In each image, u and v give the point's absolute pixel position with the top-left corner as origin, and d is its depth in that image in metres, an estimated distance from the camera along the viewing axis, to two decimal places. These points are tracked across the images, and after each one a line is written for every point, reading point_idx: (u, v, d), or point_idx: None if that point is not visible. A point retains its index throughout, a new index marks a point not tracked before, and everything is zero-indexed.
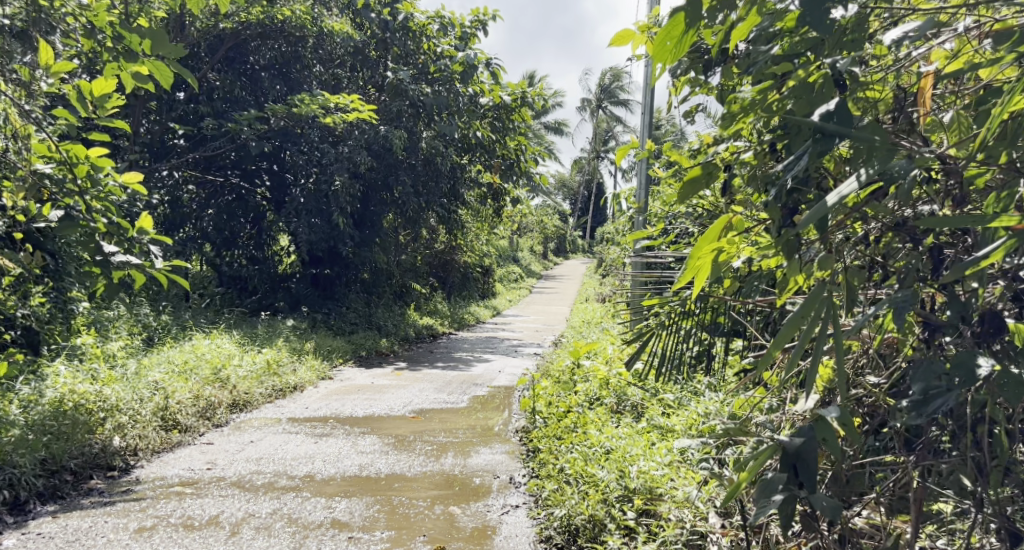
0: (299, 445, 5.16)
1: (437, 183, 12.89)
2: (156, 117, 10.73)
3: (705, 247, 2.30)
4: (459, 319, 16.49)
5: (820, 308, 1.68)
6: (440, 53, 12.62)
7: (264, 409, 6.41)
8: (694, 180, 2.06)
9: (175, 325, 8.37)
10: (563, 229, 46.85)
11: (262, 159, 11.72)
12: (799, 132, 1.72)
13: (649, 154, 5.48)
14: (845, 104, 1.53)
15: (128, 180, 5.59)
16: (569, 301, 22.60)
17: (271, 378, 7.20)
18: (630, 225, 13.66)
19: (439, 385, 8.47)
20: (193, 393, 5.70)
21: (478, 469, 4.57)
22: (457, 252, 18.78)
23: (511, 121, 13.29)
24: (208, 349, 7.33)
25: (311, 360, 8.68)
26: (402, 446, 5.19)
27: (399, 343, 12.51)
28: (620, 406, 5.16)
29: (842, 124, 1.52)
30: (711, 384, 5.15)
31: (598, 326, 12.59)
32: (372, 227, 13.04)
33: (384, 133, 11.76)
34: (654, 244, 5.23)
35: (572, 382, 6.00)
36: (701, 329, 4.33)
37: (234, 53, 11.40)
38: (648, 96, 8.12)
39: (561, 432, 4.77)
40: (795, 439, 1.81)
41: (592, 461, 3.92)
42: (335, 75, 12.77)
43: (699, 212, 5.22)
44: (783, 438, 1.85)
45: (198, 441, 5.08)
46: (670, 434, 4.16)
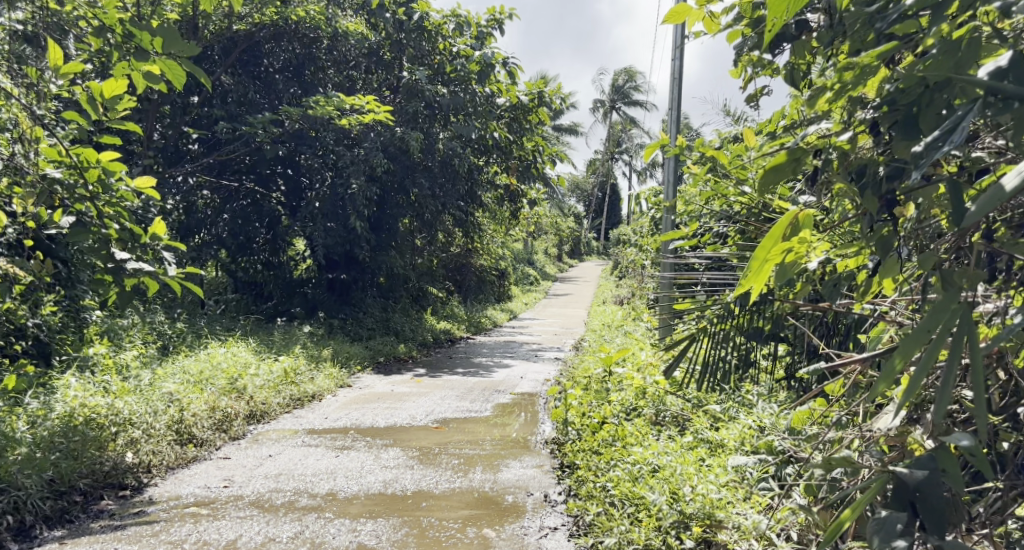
0: (318, 459, 4.92)
1: (455, 185, 12.66)
2: (169, 121, 10.55)
3: (766, 250, 2.13)
4: (477, 323, 16.26)
5: (951, 318, 1.43)
6: (456, 53, 12.38)
7: (282, 420, 6.18)
8: (778, 166, 1.85)
9: (190, 333, 8.16)
10: (577, 231, 46.55)
11: (278, 163, 11.54)
12: (926, 101, 1.49)
13: (682, 151, 5.23)
14: (1019, 59, 1.28)
15: (141, 183, 5.36)
16: (586, 304, 22.27)
17: (289, 387, 6.98)
18: (651, 226, 13.32)
19: (461, 392, 8.23)
20: (210, 405, 5.48)
21: (510, 485, 4.32)
22: (474, 255, 18.55)
23: (528, 122, 13.03)
24: (224, 357, 7.11)
25: (329, 368, 8.45)
26: (427, 460, 4.94)
27: (417, 348, 12.26)
28: (659, 417, 4.91)
29: (1019, 82, 1.27)
30: (756, 394, 4.87)
31: (620, 329, 12.32)
32: (389, 231, 12.83)
33: (400, 134, 11.53)
34: (687, 245, 4.99)
35: (605, 391, 5.74)
36: (746, 336, 4.07)
37: (248, 55, 11.23)
38: (675, 91, 7.83)
39: (599, 446, 4.51)
40: (917, 471, 1.65)
41: (639, 481, 3.66)
42: (349, 77, 12.57)
43: (738, 210, 4.94)
44: (899, 468, 1.68)
45: (215, 455, 4.86)
46: (720, 451, 3.89)
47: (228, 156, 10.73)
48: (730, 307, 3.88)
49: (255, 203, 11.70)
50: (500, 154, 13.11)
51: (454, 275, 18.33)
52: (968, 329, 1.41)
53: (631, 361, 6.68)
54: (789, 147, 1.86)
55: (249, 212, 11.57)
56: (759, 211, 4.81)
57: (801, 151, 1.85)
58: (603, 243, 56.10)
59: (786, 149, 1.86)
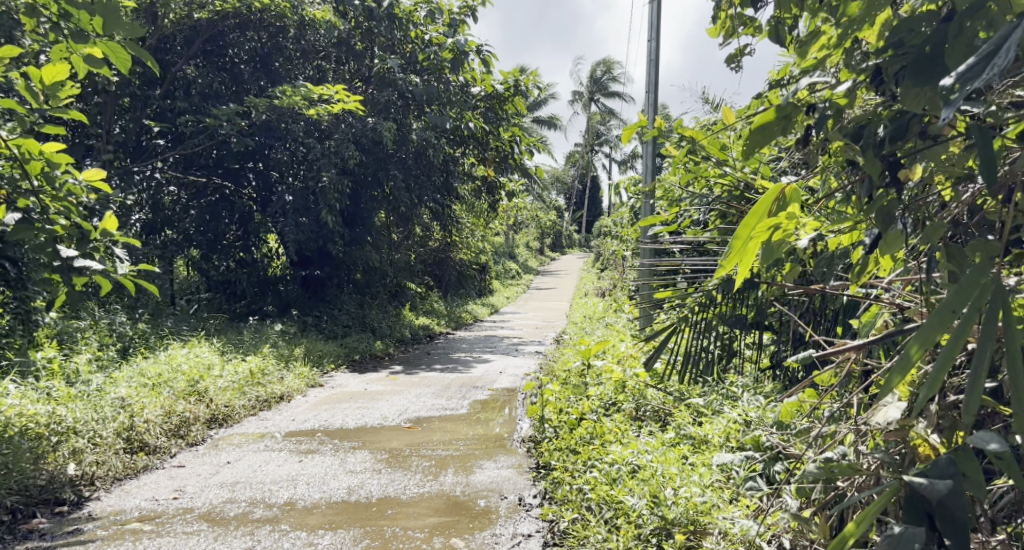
0: (280, 465, 4.63)
1: (430, 177, 12.37)
2: (130, 115, 10.17)
3: (751, 225, 1.94)
4: (457, 318, 15.96)
5: (982, 295, 1.31)
6: (428, 41, 12.06)
7: (247, 423, 5.89)
8: (767, 124, 1.67)
9: (153, 334, 7.82)
10: (559, 224, 46.37)
11: (247, 157, 11.20)
12: (957, 37, 1.40)
13: (660, 133, 5.00)
14: None
15: (89, 176, 5.00)
16: (568, 297, 22.03)
17: (255, 388, 6.69)
18: (631, 216, 13.10)
19: (437, 389, 7.95)
20: (166, 409, 5.18)
21: (483, 488, 4.06)
22: (453, 249, 18.25)
23: (504, 111, 12.74)
24: (185, 359, 6.78)
25: (300, 367, 8.15)
26: (396, 463, 4.67)
27: (395, 345, 11.96)
28: (640, 412, 4.68)
29: None
30: (741, 386, 4.65)
31: (601, 321, 12.08)
32: (364, 225, 12.53)
33: (373, 125, 11.22)
34: (667, 230, 4.76)
35: (583, 386, 5.48)
36: (724, 324, 3.85)
37: (212, 45, 10.87)
38: (653, 73, 7.58)
39: (576, 445, 4.25)
40: (938, 482, 1.46)
41: (618, 483, 3.42)
42: (319, 68, 12.22)
43: (719, 193, 4.73)
44: (915, 477, 1.49)
45: (169, 464, 4.56)
46: (704, 447, 3.66)
47: (193, 150, 10.37)
48: (711, 293, 3.67)
49: (224, 199, 11.34)
50: (477, 144, 12.81)
51: (433, 270, 18.02)
52: (999, 307, 1.31)
53: (612, 353, 6.46)
54: (779, 102, 1.67)
55: (218, 208, 11.23)
56: (741, 193, 4.60)
57: (793, 106, 1.67)
58: (584, 236, 55.89)
59: (776, 104, 1.68)
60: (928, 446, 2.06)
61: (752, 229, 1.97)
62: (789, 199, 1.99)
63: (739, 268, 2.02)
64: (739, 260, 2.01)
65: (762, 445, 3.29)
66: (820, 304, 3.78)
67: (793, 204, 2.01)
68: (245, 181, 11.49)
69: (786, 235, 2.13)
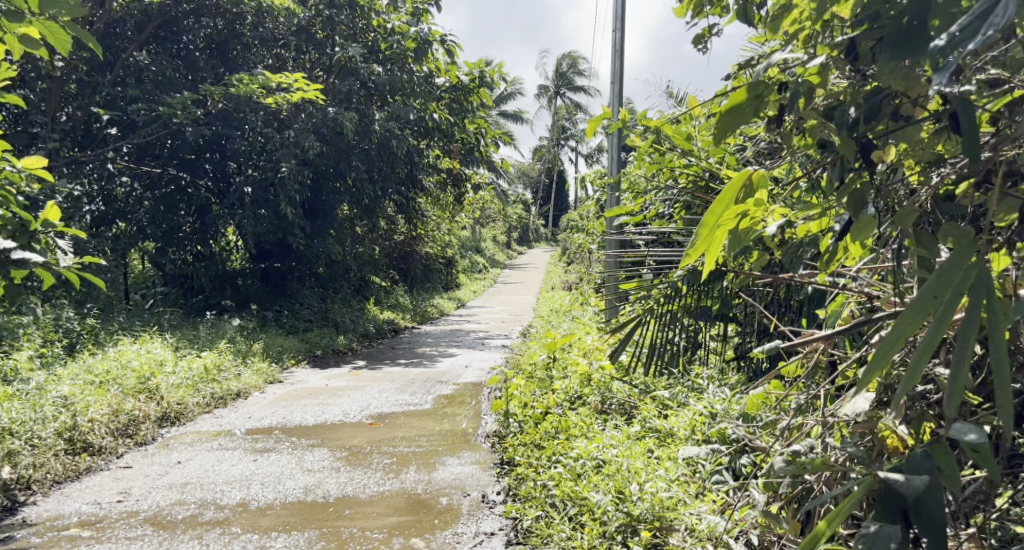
0: (233, 465, 4.44)
1: (394, 168, 12.16)
2: (78, 102, 9.81)
3: (717, 212, 1.86)
4: (422, 311, 15.76)
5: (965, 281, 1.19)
6: (391, 29, 11.86)
7: (200, 421, 5.68)
8: (739, 105, 1.53)
9: (102, 330, 7.55)
10: (526, 218, 46.29)
11: (203, 147, 10.89)
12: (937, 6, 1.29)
13: (623, 122, 4.92)
14: None
15: (28, 162, 4.71)
16: (535, 290, 21.96)
17: (210, 385, 6.48)
18: (597, 208, 13.05)
19: (400, 384, 7.79)
20: (112, 407, 4.96)
21: (446, 485, 3.93)
22: (418, 242, 18.05)
23: (468, 102, 12.61)
24: (136, 355, 6.54)
25: (257, 363, 7.94)
26: (356, 461, 4.52)
27: (358, 340, 11.74)
28: (605, 406, 4.59)
29: None
30: (707, 378, 4.57)
31: (568, 314, 11.99)
32: (325, 218, 12.30)
33: (334, 115, 10.99)
34: (632, 223, 4.67)
35: (548, 379, 5.37)
36: (688, 315, 3.77)
37: (165, 30, 10.52)
38: (618, 62, 7.51)
39: (541, 440, 4.13)
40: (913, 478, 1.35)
41: (583, 479, 3.31)
42: (278, 56, 12.04)
43: (684, 183, 4.65)
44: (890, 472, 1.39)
45: (114, 465, 4.35)
46: (670, 441, 3.57)
47: (145, 139, 10.04)
48: (678, 285, 3.61)
49: (180, 190, 11.00)
50: (441, 136, 12.65)
51: (398, 264, 17.79)
52: (985, 294, 1.18)
53: (577, 346, 6.36)
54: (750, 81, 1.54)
55: (173, 200, 10.91)
56: (706, 183, 4.53)
57: (765, 85, 1.53)
58: (550, 229, 55.89)
59: (747, 83, 1.53)
60: (897, 437, 1.99)
61: (719, 216, 1.92)
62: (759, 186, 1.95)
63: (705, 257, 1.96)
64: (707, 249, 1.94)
65: (728, 438, 3.21)
66: (786, 295, 3.72)
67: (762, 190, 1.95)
68: (202, 172, 11.17)
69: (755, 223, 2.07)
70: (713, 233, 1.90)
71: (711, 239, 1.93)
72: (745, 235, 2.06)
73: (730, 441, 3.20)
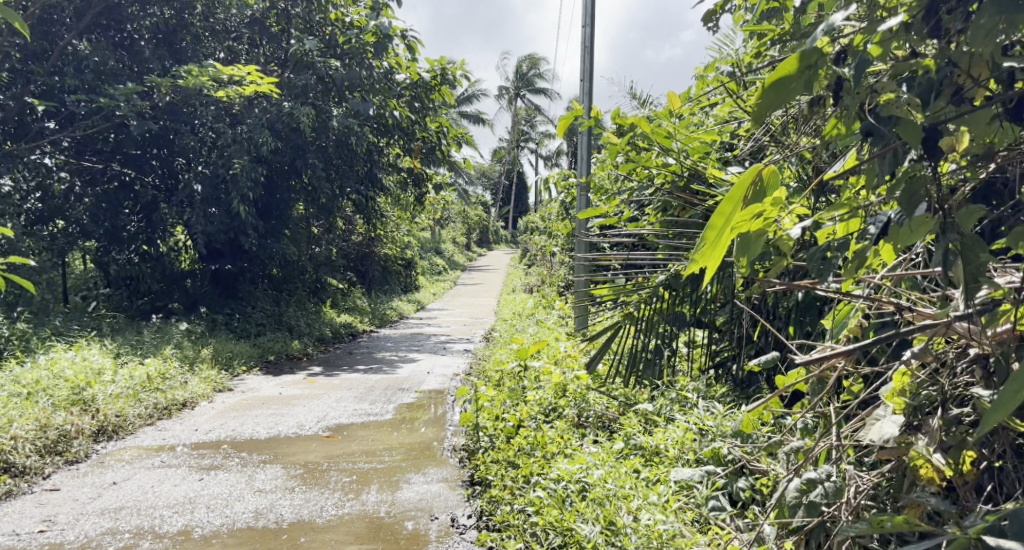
0: (175, 485, 4.05)
1: (353, 166, 11.77)
2: (12, 92, 9.27)
3: (725, 214, 1.69)
4: (381, 314, 15.35)
5: None
6: (349, 23, 11.50)
7: (141, 435, 5.26)
8: (785, 78, 1.21)
9: (35, 336, 7.07)
10: (485, 220, 45.98)
11: (149, 142, 10.38)
12: None
13: (595, 121, 4.70)
14: None
15: None
16: (496, 292, 21.66)
17: (153, 395, 6.06)
18: (561, 209, 12.82)
19: (360, 391, 7.43)
20: (38, 423, 4.61)
21: (411, 507, 3.61)
22: (377, 244, 17.64)
23: (430, 100, 12.31)
24: (71, 363, 6.10)
25: (205, 370, 7.52)
26: (312, 479, 4.17)
27: (314, 344, 11.28)
28: (582, 419, 4.32)
29: None
30: (691, 390, 4.32)
31: (532, 318, 11.74)
32: (280, 217, 11.85)
33: (289, 110, 10.59)
34: (608, 226, 4.44)
35: (519, 389, 5.08)
36: (666, 324, 3.53)
37: (108, 18, 10.00)
38: (588, 59, 7.28)
39: (516, 457, 3.84)
40: None
41: (566, 506, 3.03)
42: (231, 49, 11.67)
43: (662, 183, 4.43)
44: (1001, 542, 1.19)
45: (39, 488, 3.95)
46: (658, 461, 3.32)
47: (85, 132, 9.50)
48: (660, 291, 3.47)
49: (125, 187, 10.48)
50: (402, 134, 12.32)
51: (356, 266, 17.35)
52: None
53: (547, 352, 6.09)
54: (802, 49, 1.23)
55: (117, 198, 10.38)
56: (686, 183, 4.31)
57: (818, 56, 1.23)
58: (510, 230, 55.62)
59: (797, 52, 1.22)
60: (932, 467, 1.70)
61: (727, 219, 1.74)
62: (771, 188, 1.78)
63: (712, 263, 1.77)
64: (717, 254, 1.75)
65: (724, 459, 2.96)
66: (773, 302, 3.48)
67: (773, 189, 1.78)
68: (148, 168, 10.65)
69: (771, 227, 1.89)
70: (721, 237, 1.72)
71: (719, 245, 1.75)
72: (757, 240, 1.88)
73: (728, 463, 2.95)
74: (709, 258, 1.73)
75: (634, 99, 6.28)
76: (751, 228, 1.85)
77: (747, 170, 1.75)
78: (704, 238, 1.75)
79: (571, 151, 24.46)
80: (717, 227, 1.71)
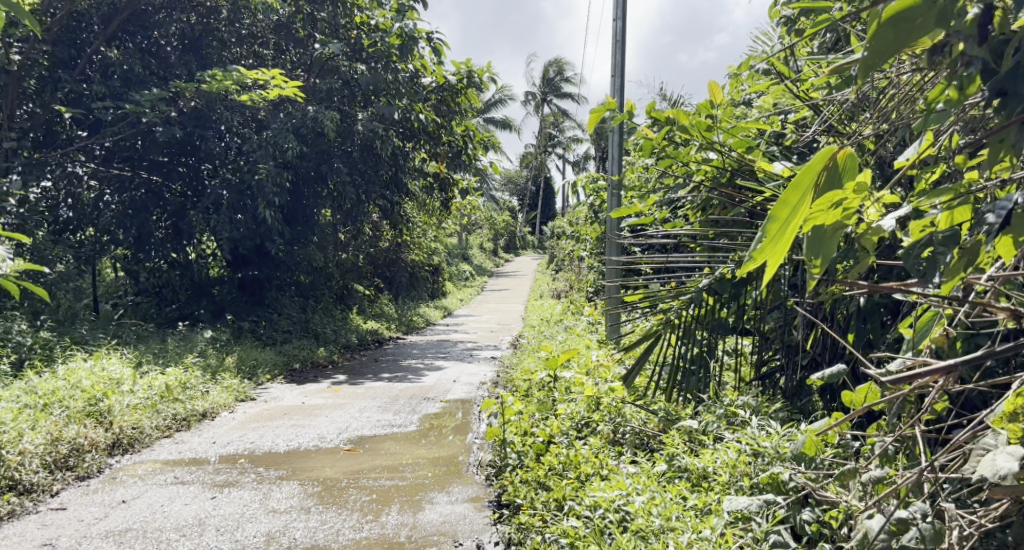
0: (186, 504, 3.84)
1: (378, 171, 11.60)
2: (37, 99, 9.24)
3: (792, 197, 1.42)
4: (408, 321, 15.13)
5: None
6: (374, 26, 11.34)
7: (158, 447, 5.07)
8: (911, 12, 1.04)
9: (56, 344, 6.95)
10: (512, 226, 45.68)
11: (175, 148, 10.32)
12: None
13: (629, 115, 4.46)
14: None
15: None
16: (524, 298, 21.35)
17: (172, 405, 5.88)
18: (589, 213, 12.51)
19: (384, 401, 7.21)
20: (50, 436, 4.43)
21: (433, 531, 3.34)
22: (404, 250, 17.48)
23: (457, 104, 12.11)
24: (89, 373, 5.96)
25: (228, 379, 7.33)
26: (331, 497, 3.93)
27: (340, 351, 11.09)
28: (618, 435, 4.03)
29: None
30: (738, 404, 4.01)
31: (559, 324, 11.45)
32: (306, 223, 11.69)
33: (314, 114, 10.45)
34: (643, 225, 4.20)
35: (549, 402, 4.80)
36: (707, 333, 3.27)
37: (134, 24, 9.93)
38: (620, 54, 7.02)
39: (547, 477, 3.55)
40: None
41: (604, 539, 2.75)
42: (257, 54, 11.59)
43: (702, 180, 4.16)
44: None
45: (44, 507, 3.78)
46: (707, 487, 3.02)
47: (111, 138, 9.43)
48: (704, 296, 3.19)
49: (151, 194, 10.41)
50: (429, 138, 12.13)
51: (383, 272, 17.17)
52: None
53: (579, 362, 5.82)
54: None
55: (143, 204, 10.32)
56: (729, 179, 4.05)
57: None
58: (538, 235, 55.28)
59: None
60: None
61: (794, 208, 1.47)
62: (846, 172, 1.52)
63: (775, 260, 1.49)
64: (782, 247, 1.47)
65: (784, 486, 2.63)
66: (832, 306, 3.18)
67: (848, 174, 1.52)
68: (174, 175, 10.56)
69: (846, 220, 1.62)
70: (787, 226, 1.44)
71: (785, 238, 1.47)
72: (829, 237, 1.60)
73: (789, 491, 2.63)
74: (771, 252, 1.44)
75: (665, 98, 6.01)
76: (822, 221, 1.58)
77: (820, 150, 1.49)
78: (767, 227, 1.47)
79: (599, 155, 24.12)
80: (781, 215, 1.44)
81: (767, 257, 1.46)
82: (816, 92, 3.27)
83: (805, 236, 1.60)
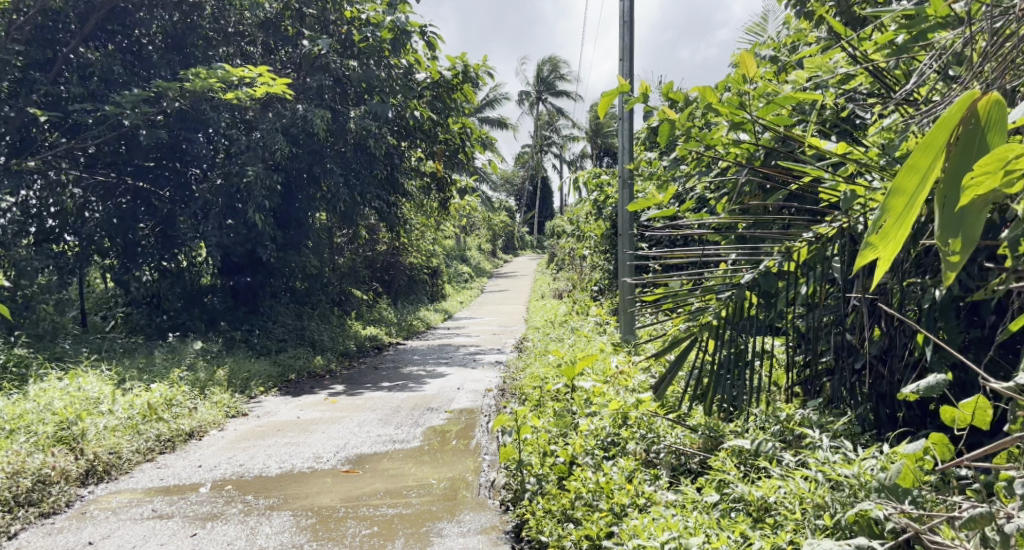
0: (161, 545, 3.39)
1: (372, 171, 11.10)
2: (12, 103, 8.79)
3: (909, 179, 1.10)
4: (408, 324, 14.66)
5: None
6: (365, 20, 10.83)
7: (138, 474, 4.61)
8: None
9: (32, 362, 6.49)
10: (509, 226, 45.18)
11: (161, 152, 9.88)
12: None
13: (645, 96, 4.04)
14: None
15: None
16: (525, 299, 20.88)
17: (155, 425, 5.43)
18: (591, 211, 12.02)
19: (386, 412, 6.75)
20: (11, 468, 4.00)
21: None
22: (401, 252, 17.00)
23: (452, 100, 11.66)
24: (65, 393, 5.52)
25: (218, 393, 6.89)
26: (329, 530, 3.50)
27: (338, 360, 10.61)
28: (653, 455, 3.63)
29: None
30: (783, 417, 3.61)
31: (566, 326, 10.97)
32: (299, 227, 11.29)
33: (304, 113, 9.96)
34: (663, 213, 3.78)
35: (568, 415, 4.36)
36: (744, 336, 2.82)
37: (113, 23, 9.47)
38: (627, 34, 6.57)
39: (576, 510, 3.14)
40: None
41: None
42: (243, 51, 11.15)
43: (732, 165, 3.74)
44: None
45: None
46: (771, 522, 2.68)
47: (92, 143, 8.97)
48: (745, 294, 2.77)
49: (138, 200, 9.97)
50: (424, 137, 11.65)
51: (381, 275, 16.72)
52: None
53: (595, 368, 5.37)
54: None
55: (128, 211, 9.87)
56: (762, 161, 3.63)
57: None
58: (536, 235, 54.81)
59: None
60: None
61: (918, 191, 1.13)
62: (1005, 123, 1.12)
63: (890, 252, 1.16)
64: (899, 233, 1.13)
65: (879, 527, 2.24)
66: (901, 300, 2.77)
67: (999, 131, 1.11)
68: (162, 181, 10.13)
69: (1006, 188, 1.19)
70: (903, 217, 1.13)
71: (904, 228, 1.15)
72: (980, 212, 1.17)
73: (886, 533, 2.23)
74: (883, 243, 1.14)
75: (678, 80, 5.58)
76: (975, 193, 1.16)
77: (956, 98, 1.11)
78: (879, 216, 1.16)
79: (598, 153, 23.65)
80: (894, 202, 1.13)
81: (880, 251, 1.17)
82: (874, 55, 2.84)
83: (939, 213, 1.18)
